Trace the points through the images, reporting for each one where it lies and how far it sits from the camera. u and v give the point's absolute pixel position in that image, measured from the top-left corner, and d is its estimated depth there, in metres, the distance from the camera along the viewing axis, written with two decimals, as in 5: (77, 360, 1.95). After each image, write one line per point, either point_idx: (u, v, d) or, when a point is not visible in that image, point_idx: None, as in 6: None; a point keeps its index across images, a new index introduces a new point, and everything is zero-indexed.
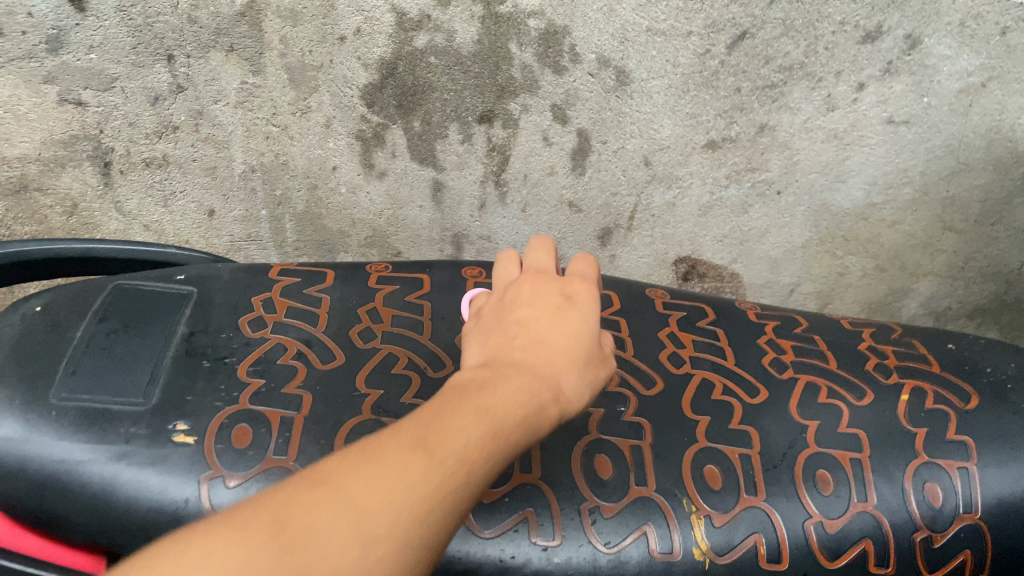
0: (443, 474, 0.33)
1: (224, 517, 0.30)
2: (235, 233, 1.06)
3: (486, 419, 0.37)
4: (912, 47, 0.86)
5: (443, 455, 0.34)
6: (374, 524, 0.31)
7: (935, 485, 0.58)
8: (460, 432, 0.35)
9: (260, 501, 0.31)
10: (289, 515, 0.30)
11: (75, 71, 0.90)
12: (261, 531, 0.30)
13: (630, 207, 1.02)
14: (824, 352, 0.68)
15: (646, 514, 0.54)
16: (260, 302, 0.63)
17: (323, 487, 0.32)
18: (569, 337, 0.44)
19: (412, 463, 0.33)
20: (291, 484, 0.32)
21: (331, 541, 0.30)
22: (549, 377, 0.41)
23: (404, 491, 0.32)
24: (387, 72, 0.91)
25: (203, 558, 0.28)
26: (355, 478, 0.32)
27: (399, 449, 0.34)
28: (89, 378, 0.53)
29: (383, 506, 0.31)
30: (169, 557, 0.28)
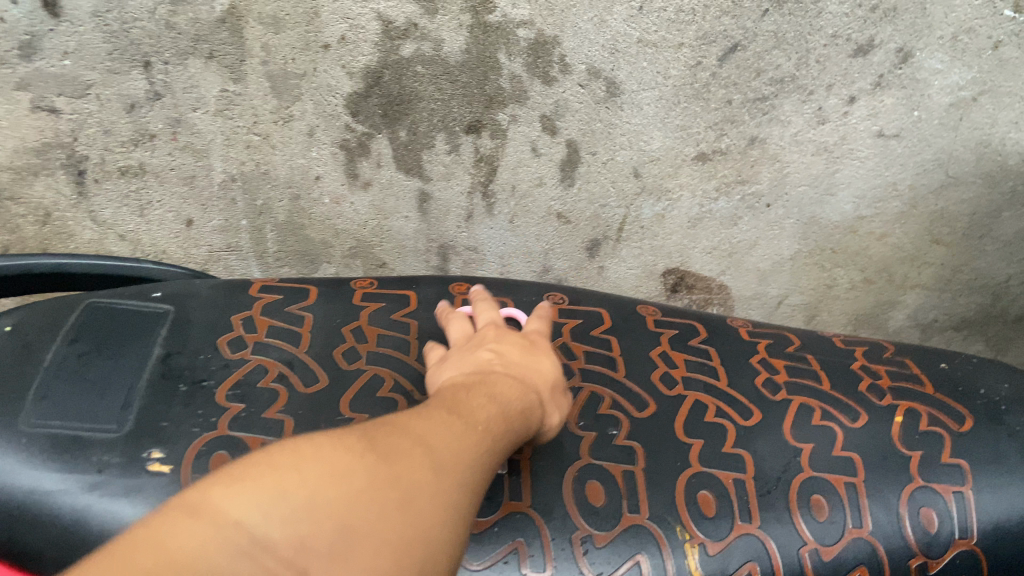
0: (472, 466, 0.37)
1: (295, 454, 0.32)
2: (214, 243, 1.03)
3: (495, 428, 0.41)
4: (903, 61, 0.86)
5: (469, 449, 0.38)
6: (428, 490, 0.33)
7: (931, 510, 0.56)
8: (478, 434, 0.39)
9: (324, 445, 0.33)
10: (356, 464, 0.33)
11: (48, 78, 0.88)
12: (334, 473, 0.32)
13: (619, 219, 1.01)
14: (817, 372, 0.65)
15: (639, 543, 0.52)
16: (240, 321, 0.61)
17: (380, 450, 0.34)
18: (541, 367, 0.51)
19: (450, 450, 0.37)
20: (348, 437, 0.34)
21: (394, 494, 0.32)
22: (534, 385, 0.49)
23: (449, 470, 0.35)
24: (373, 81, 0.90)
25: (283, 488, 0.30)
26: (406, 448, 0.35)
27: (436, 435, 0.37)
28: (60, 404, 0.51)
29: (434, 477, 0.34)
30: (249, 482, 0.30)
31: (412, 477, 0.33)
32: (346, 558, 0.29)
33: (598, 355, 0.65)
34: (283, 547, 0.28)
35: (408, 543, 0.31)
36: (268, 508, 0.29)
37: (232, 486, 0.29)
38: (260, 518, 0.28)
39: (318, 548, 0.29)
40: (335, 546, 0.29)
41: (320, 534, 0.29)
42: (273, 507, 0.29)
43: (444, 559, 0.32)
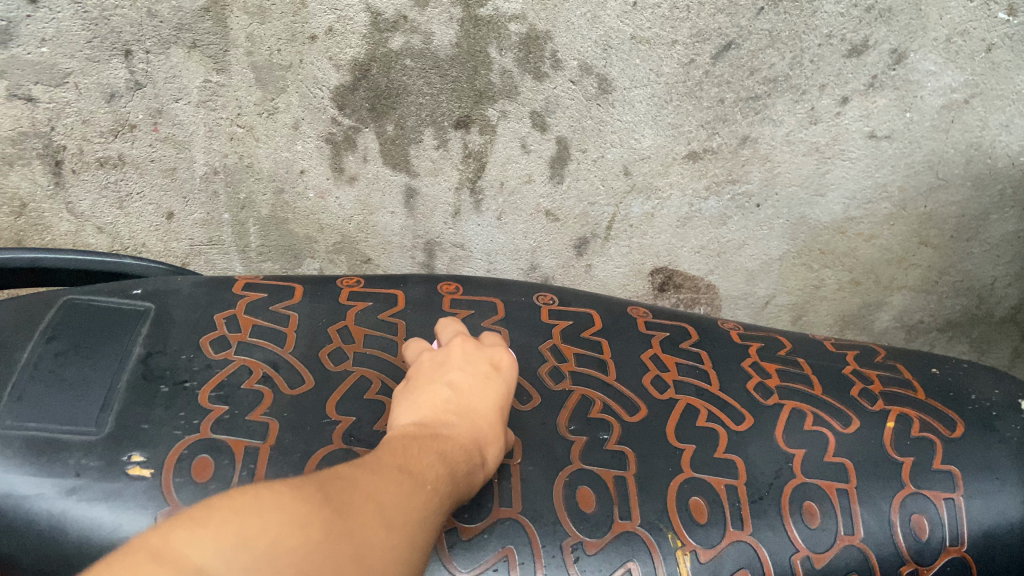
0: (423, 523, 0.38)
1: (256, 503, 0.32)
2: (195, 237, 1.01)
3: (442, 484, 0.42)
4: (896, 62, 0.87)
5: (419, 506, 0.38)
6: (380, 547, 0.34)
7: (922, 517, 0.55)
8: (428, 491, 0.40)
9: (283, 496, 0.34)
10: (314, 516, 0.33)
11: (25, 65, 0.85)
12: (292, 523, 0.32)
13: (608, 217, 1.00)
14: (809, 376, 0.65)
15: (631, 550, 0.51)
16: (223, 320, 0.59)
17: (336, 504, 0.35)
18: (493, 411, 0.50)
19: (403, 505, 0.37)
20: (305, 490, 0.35)
21: (348, 547, 0.33)
22: (485, 440, 0.48)
23: (400, 527, 0.36)
24: (361, 74, 0.88)
25: (242, 537, 0.30)
26: (361, 503, 0.36)
27: (390, 489, 0.38)
28: (36, 405, 0.49)
29: (386, 534, 0.35)
30: (211, 529, 0.30)
31: (365, 533, 0.34)
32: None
33: (589, 357, 0.64)
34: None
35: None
36: (229, 556, 0.29)
37: (195, 531, 0.30)
38: (221, 565, 0.29)
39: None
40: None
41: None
42: (232, 555, 0.30)
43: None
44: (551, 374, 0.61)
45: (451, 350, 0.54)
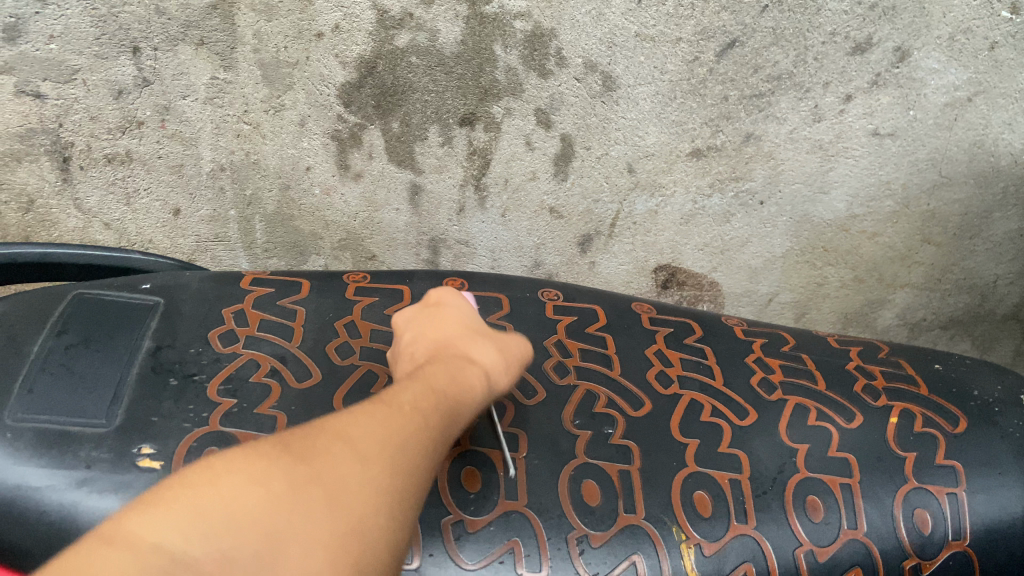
0: (406, 444, 0.37)
1: (208, 470, 0.31)
2: (201, 234, 1.01)
3: (428, 403, 0.41)
4: (900, 60, 0.87)
5: (397, 430, 0.37)
6: (352, 483, 0.33)
7: (925, 511, 0.55)
8: (406, 413, 0.39)
9: (237, 456, 0.32)
10: (275, 468, 0.32)
11: (33, 62, 0.86)
12: (249, 481, 0.31)
13: (612, 214, 1.00)
14: (813, 372, 0.65)
15: (636, 543, 0.52)
16: (231, 315, 0.60)
17: (296, 452, 0.34)
18: (468, 340, 0.50)
19: (376, 432, 0.36)
20: (261, 446, 0.34)
21: (314, 492, 0.32)
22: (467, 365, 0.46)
23: (375, 456, 0.35)
24: (367, 71, 0.89)
25: (197, 506, 0.29)
26: (325, 446, 0.34)
27: (359, 422, 0.36)
28: (47, 398, 0.50)
29: (357, 468, 0.34)
30: (162, 504, 0.29)
31: (332, 472, 0.33)
32: (273, 566, 0.29)
33: (594, 352, 0.64)
34: (205, 564, 0.28)
35: (337, 539, 0.31)
36: (186, 525, 0.28)
37: (147, 509, 0.29)
38: (177, 537, 0.28)
39: (241, 557, 0.29)
40: (258, 555, 0.29)
41: (243, 545, 0.29)
42: (189, 523, 0.28)
43: (382, 548, 0.33)
44: (556, 369, 0.62)
45: (414, 317, 0.54)
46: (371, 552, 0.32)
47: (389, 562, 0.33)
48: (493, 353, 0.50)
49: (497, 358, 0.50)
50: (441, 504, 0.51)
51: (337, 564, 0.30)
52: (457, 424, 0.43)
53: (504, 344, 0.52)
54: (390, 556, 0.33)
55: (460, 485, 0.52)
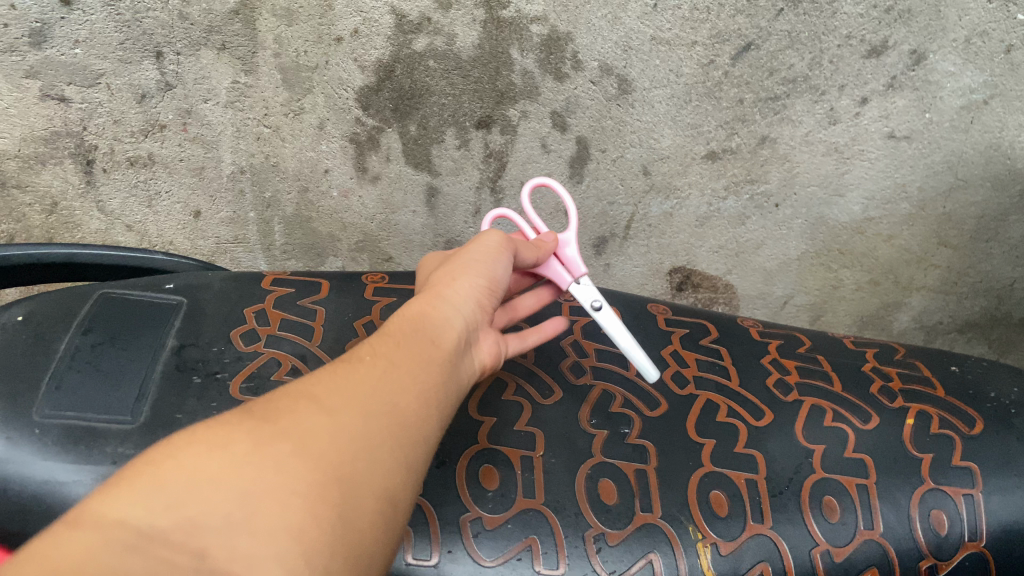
0: (380, 389, 0.36)
1: (167, 445, 0.30)
2: (221, 236, 1.03)
3: (402, 339, 0.40)
4: (916, 63, 0.87)
5: (367, 377, 0.37)
6: (323, 432, 0.32)
7: (941, 512, 0.55)
8: (377, 356, 0.38)
9: (197, 428, 0.31)
10: (237, 431, 0.31)
11: (59, 66, 0.88)
12: (211, 448, 0.30)
13: (627, 217, 1.01)
14: (829, 373, 0.65)
15: (652, 542, 0.52)
16: (253, 314, 0.61)
17: (261, 413, 0.33)
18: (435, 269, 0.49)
19: (340, 387, 0.35)
20: (223, 417, 0.32)
21: (285, 445, 0.31)
22: (435, 296, 0.45)
23: (343, 408, 0.34)
24: (385, 75, 0.90)
25: (160, 479, 0.28)
26: (290, 405, 0.34)
27: (323, 380, 0.36)
28: (73, 395, 0.51)
29: (327, 420, 0.33)
30: (123, 485, 0.28)
31: (301, 425, 0.32)
32: (250, 525, 0.28)
33: (610, 353, 0.65)
34: (172, 533, 0.27)
35: (315, 489, 0.30)
36: (150, 498, 0.27)
37: (108, 490, 0.28)
38: (142, 511, 0.27)
39: (213, 524, 0.28)
40: (232, 517, 0.28)
41: (214, 510, 0.28)
42: (152, 497, 0.28)
43: (368, 494, 0.32)
44: (573, 369, 0.62)
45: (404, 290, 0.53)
46: (356, 503, 0.31)
47: (381, 508, 0.32)
48: (459, 259, 0.48)
49: (469, 272, 0.47)
50: (460, 502, 0.52)
51: (319, 514, 0.30)
52: (447, 343, 0.42)
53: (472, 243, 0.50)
54: (381, 503, 0.32)
55: (478, 482, 0.53)
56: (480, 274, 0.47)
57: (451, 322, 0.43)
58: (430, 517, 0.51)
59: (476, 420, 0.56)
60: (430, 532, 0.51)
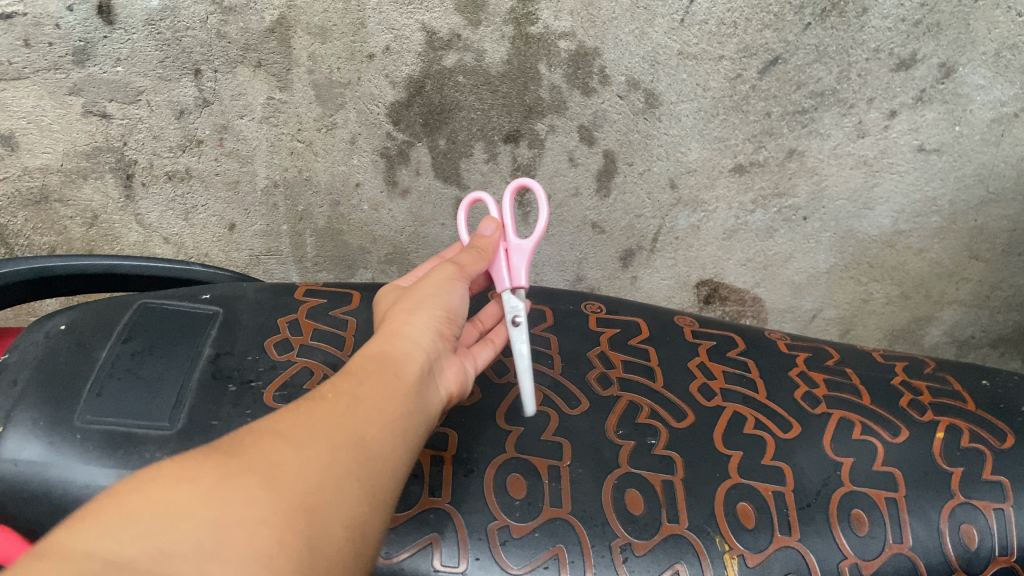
0: (346, 422, 0.36)
1: (132, 482, 0.30)
2: (255, 248, 1.06)
3: (366, 374, 0.41)
4: (945, 76, 0.87)
5: (332, 411, 0.37)
6: (289, 465, 0.33)
7: (971, 526, 0.55)
8: (340, 393, 0.39)
9: (162, 466, 0.31)
10: (202, 468, 0.31)
11: (100, 83, 0.90)
12: (178, 482, 0.30)
13: (654, 230, 1.02)
14: (858, 387, 0.65)
15: (679, 552, 0.52)
16: (286, 324, 0.62)
17: (226, 449, 0.33)
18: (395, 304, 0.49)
19: (303, 422, 0.35)
20: (187, 455, 0.32)
21: (251, 478, 0.31)
22: (395, 331, 0.45)
23: (308, 441, 0.34)
24: (415, 90, 0.91)
25: (126, 513, 0.28)
26: (255, 440, 0.34)
27: (283, 418, 0.36)
28: (114, 401, 0.52)
29: (294, 452, 0.33)
30: (89, 521, 0.28)
31: (267, 458, 0.33)
32: (220, 552, 0.28)
33: (637, 364, 0.65)
34: (141, 563, 0.27)
35: (283, 520, 0.30)
36: (117, 532, 0.27)
37: (75, 525, 0.28)
38: (110, 543, 0.27)
39: (183, 552, 0.28)
40: (201, 545, 0.28)
41: (182, 539, 0.28)
42: (120, 531, 0.28)
43: (335, 524, 0.32)
44: (599, 380, 0.63)
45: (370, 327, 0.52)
46: (325, 533, 0.32)
47: (349, 537, 0.33)
48: (416, 292, 0.48)
49: (430, 305, 0.47)
50: (488, 510, 0.53)
51: (288, 543, 0.30)
52: (410, 374, 0.42)
53: (429, 275, 0.50)
54: (348, 532, 0.33)
55: (505, 491, 0.53)
56: (443, 305, 0.48)
57: (411, 352, 0.44)
58: (458, 524, 0.52)
59: (504, 430, 0.57)
60: (458, 539, 0.52)
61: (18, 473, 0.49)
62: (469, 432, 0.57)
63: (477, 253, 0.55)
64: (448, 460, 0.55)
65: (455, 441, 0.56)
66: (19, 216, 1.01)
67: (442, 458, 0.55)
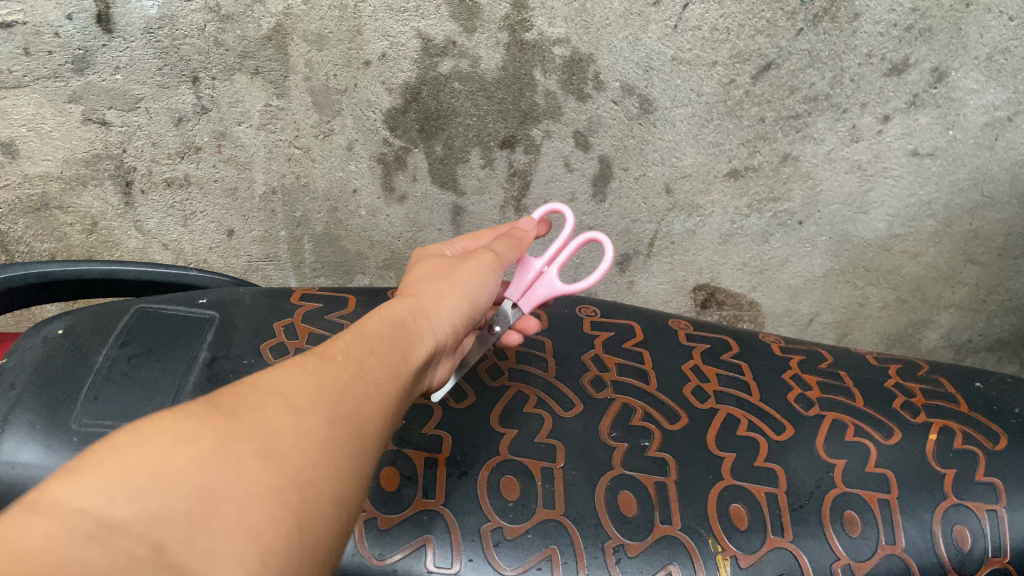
0: (347, 395, 0.37)
1: (131, 432, 0.30)
2: (253, 254, 1.07)
3: (376, 345, 0.41)
4: (938, 80, 0.87)
5: (338, 379, 0.37)
6: (287, 435, 0.33)
7: (963, 527, 0.55)
8: (348, 358, 0.39)
9: (163, 417, 0.31)
10: (203, 427, 0.31)
11: (100, 91, 0.91)
12: (176, 441, 0.30)
13: (650, 234, 1.02)
14: (851, 389, 0.65)
15: (671, 554, 0.52)
16: (282, 328, 0.63)
17: (227, 408, 0.33)
18: (421, 274, 0.50)
19: (308, 390, 0.36)
20: (188, 407, 0.32)
21: (248, 446, 0.32)
22: (421, 310, 0.46)
23: (310, 411, 0.35)
24: (411, 97, 0.92)
25: (123, 468, 0.28)
26: (258, 401, 0.34)
27: (290, 378, 0.36)
28: (110, 405, 0.52)
29: (294, 421, 0.34)
30: (86, 471, 0.28)
31: (266, 426, 0.33)
32: (209, 524, 0.29)
33: (631, 367, 0.66)
34: (134, 526, 0.27)
35: (274, 494, 0.31)
36: (113, 488, 0.28)
37: (71, 476, 0.28)
38: (104, 501, 0.27)
39: (173, 519, 0.28)
40: (192, 514, 0.29)
41: (175, 505, 0.29)
42: (116, 487, 0.28)
43: (323, 500, 0.33)
44: (593, 383, 0.63)
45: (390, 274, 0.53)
46: (313, 508, 0.32)
47: (335, 514, 0.33)
48: (452, 275, 0.50)
49: (455, 294, 0.49)
50: (481, 512, 0.53)
51: (277, 519, 0.30)
52: (414, 359, 0.43)
53: (469, 261, 0.51)
54: (335, 508, 0.33)
55: (499, 493, 0.54)
56: (465, 296, 0.49)
57: (425, 337, 0.45)
58: (452, 526, 0.52)
59: (498, 432, 0.58)
60: (451, 540, 0.52)
61: (14, 476, 0.49)
62: (463, 434, 0.57)
63: (510, 243, 0.56)
64: (442, 463, 0.55)
65: (449, 443, 0.56)
66: (19, 223, 1.02)
67: (436, 461, 0.55)
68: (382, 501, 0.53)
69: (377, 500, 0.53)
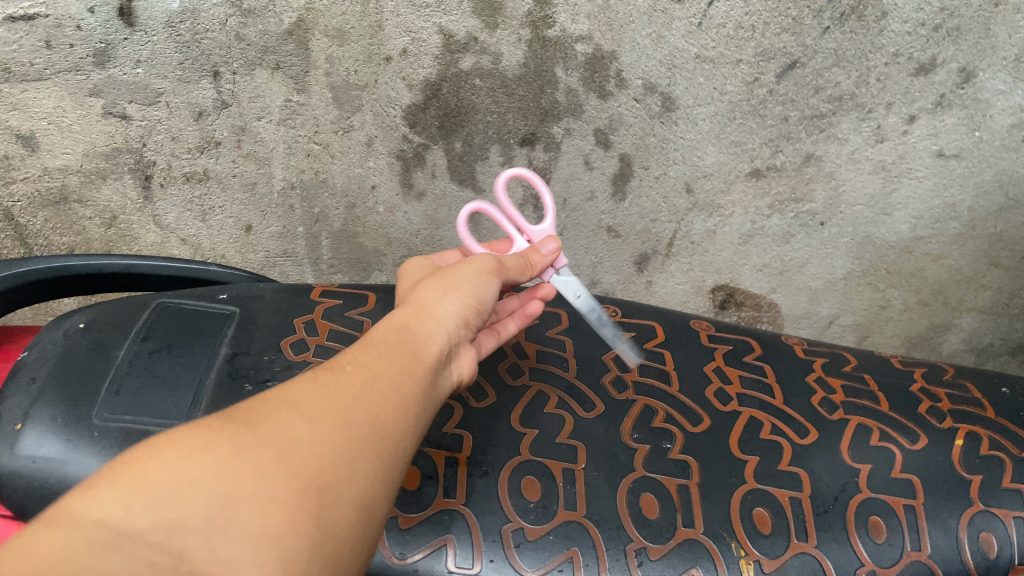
0: (363, 396, 0.36)
1: (148, 446, 0.30)
2: (271, 249, 1.07)
3: (385, 350, 0.41)
4: (965, 81, 0.86)
5: (351, 384, 0.37)
6: (304, 440, 0.33)
7: (990, 535, 0.54)
8: (359, 365, 0.39)
9: (179, 431, 0.31)
10: (217, 437, 0.31)
11: (121, 85, 0.91)
12: (192, 451, 0.30)
13: (669, 234, 1.02)
14: (875, 393, 0.64)
15: (694, 557, 0.52)
16: (302, 325, 0.62)
17: (242, 418, 0.33)
18: (425, 280, 0.50)
19: (322, 397, 0.35)
20: (204, 421, 0.32)
21: (265, 452, 0.31)
22: (424, 309, 0.46)
23: (326, 416, 0.34)
24: (432, 93, 0.92)
25: (141, 478, 0.28)
26: (271, 411, 0.34)
27: (302, 388, 0.36)
28: (131, 400, 0.52)
29: (309, 427, 0.33)
30: (105, 484, 0.28)
31: (282, 431, 0.32)
32: (229, 529, 0.29)
33: (652, 368, 0.65)
34: (152, 535, 0.27)
35: (293, 498, 0.30)
36: (132, 499, 0.28)
37: (90, 489, 0.28)
38: (123, 511, 0.27)
39: (193, 526, 0.28)
40: (211, 521, 0.28)
41: (193, 513, 0.28)
42: (134, 498, 0.28)
43: (345, 502, 0.32)
44: (614, 384, 0.62)
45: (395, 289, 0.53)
46: (335, 512, 0.32)
47: (358, 517, 0.33)
48: (454, 275, 0.49)
49: (459, 290, 0.48)
50: (502, 512, 0.52)
51: (298, 523, 0.30)
52: (428, 356, 0.42)
53: (468, 262, 0.52)
54: (358, 511, 0.33)
55: (520, 493, 0.53)
56: (470, 292, 0.49)
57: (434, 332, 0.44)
58: (472, 526, 0.52)
59: (519, 432, 0.57)
60: (472, 540, 0.52)
61: (34, 471, 0.49)
62: (484, 434, 0.57)
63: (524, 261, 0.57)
64: (463, 462, 0.55)
65: (470, 443, 0.56)
66: (39, 216, 1.03)
67: (457, 460, 0.55)
68: (403, 500, 0.53)
69: (398, 498, 0.53)
